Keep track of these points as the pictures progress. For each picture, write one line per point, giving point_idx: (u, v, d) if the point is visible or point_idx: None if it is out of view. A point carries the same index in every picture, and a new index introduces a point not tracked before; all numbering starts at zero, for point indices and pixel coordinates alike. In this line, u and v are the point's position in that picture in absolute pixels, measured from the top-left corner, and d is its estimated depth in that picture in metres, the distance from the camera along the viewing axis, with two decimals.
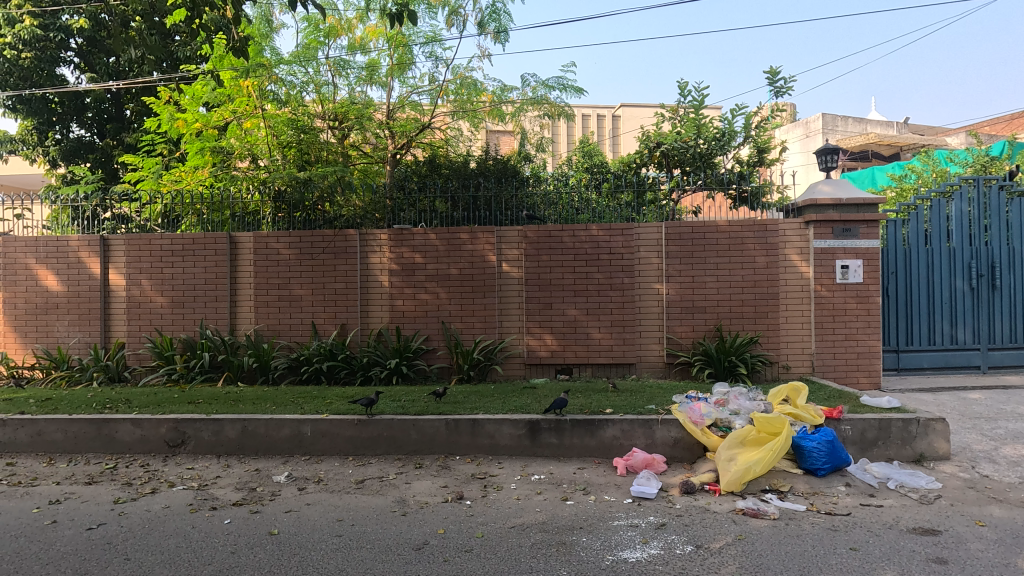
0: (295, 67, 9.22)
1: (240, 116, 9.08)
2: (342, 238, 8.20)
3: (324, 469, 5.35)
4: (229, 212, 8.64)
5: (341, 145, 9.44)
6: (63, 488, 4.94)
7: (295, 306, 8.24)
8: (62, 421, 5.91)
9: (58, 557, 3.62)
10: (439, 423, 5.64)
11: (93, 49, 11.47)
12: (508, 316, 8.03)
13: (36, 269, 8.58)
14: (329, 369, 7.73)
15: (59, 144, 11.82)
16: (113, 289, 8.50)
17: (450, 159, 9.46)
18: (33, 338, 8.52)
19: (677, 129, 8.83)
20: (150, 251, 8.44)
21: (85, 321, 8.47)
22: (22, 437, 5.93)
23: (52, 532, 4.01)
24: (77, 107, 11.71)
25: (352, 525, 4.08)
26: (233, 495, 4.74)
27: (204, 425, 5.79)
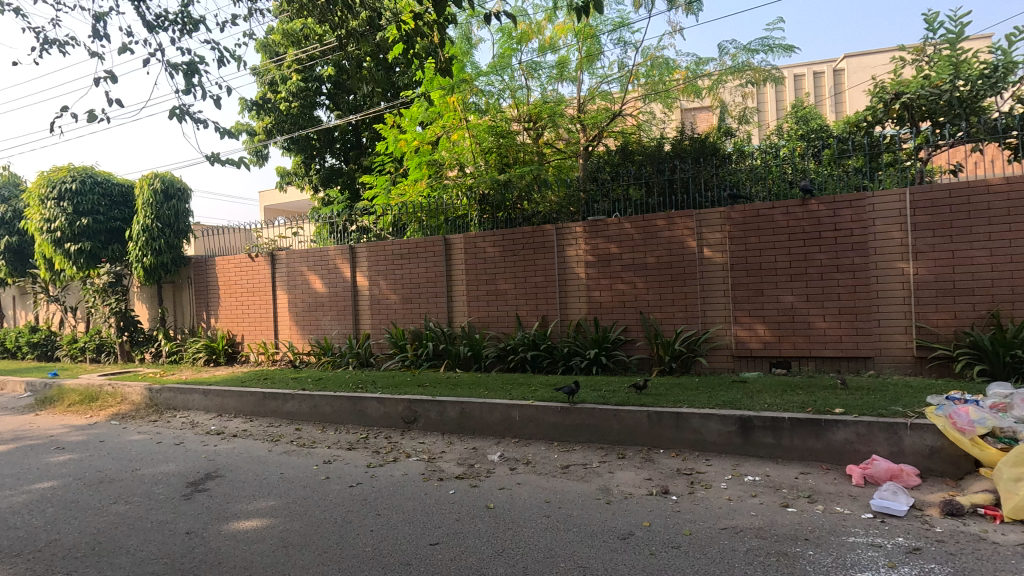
0: (492, 76, 9.91)
1: (448, 129, 10.10)
2: (540, 233, 8.59)
3: (532, 452, 5.69)
4: (444, 218, 9.70)
5: (536, 144, 9.98)
6: (332, 451, 6.12)
7: (501, 299, 8.89)
8: (330, 397, 7.33)
9: (332, 506, 4.50)
10: (641, 414, 5.56)
11: (338, 91, 13.89)
12: (711, 304, 7.52)
13: (308, 275, 10.74)
14: (533, 358, 8.17)
15: (318, 172, 14.58)
16: (360, 289, 10.21)
17: (642, 144, 9.17)
18: (309, 330, 10.70)
19: (924, 72, 7.23)
20: (385, 255, 9.92)
21: (342, 316, 10.34)
22: (305, 408, 7.51)
23: (327, 485, 5.01)
24: (329, 141, 14.26)
25: (559, 508, 4.26)
26: (456, 469, 5.34)
27: (431, 406, 6.63)
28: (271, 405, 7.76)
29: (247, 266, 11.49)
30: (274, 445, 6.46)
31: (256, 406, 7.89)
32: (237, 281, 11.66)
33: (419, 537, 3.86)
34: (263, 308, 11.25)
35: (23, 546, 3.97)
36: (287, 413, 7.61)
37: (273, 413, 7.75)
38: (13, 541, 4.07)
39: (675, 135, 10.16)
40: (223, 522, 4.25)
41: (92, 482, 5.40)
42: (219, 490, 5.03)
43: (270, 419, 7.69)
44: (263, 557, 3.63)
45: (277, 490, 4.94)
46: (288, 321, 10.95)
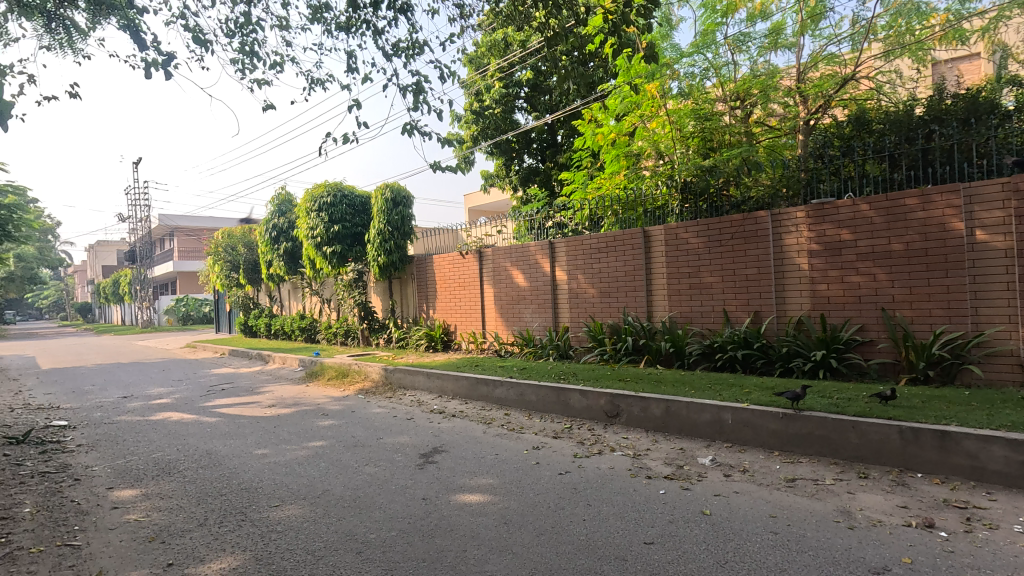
0: (695, 57, 9.34)
1: (647, 119, 9.80)
2: (752, 221, 7.85)
3: (749, 459, 5.21)
4: (642, 209, 9.45)
5: (745, 123, 9.18)
6: (540, 438, 6.39)
7: (706, 293, 8.36)
8: (535, 386, 7.69)
9: (545, 491, 4.69)
10: (889, 429, 4.71)
11: (535, 93, 14.55)
12: (988, 300, 6.02)
13: (511, 270, 11.42)
14: (745, 358, 7.51)
15: (518, 172, 15.40)
16: (559, 283, 10.52)
17: (884, 110, 7.73)
18: (512, 322, 11.38)
19: None
20: (583, 250, 10.06)
21: (542, 309, 10.78)
22: (512, 395, 8.00)
23: (538, 470, 5.24)
24: (527, 142, 14.97)
25: (789, 526, 3.82)
26: (664, 468, 5.15)
27: (634, 401, 6.53)
28: (482, 390, 8.44)
29: (459, 262, 12.67)
30: (487, 427, 7.01)
31: (470, 390, 8.65)
32: (451, 276, 12.93)
33: (632, 533, 3.80)
34: (473, 301, 12.30)
35: (308, 492, 4.92)
36: (497, 399, 8.19)
37: (484, 397, 8.41)
38: (301, 486, 5.08)
39: (928, 94, 8.41)
40: (451, 493, 4.73)
41: (349, 445, 6.47)
42: (445, 463, 5.61)
43: (482, 403, 8.36)
44: (487, 530, 3.93)
45: (494, 469, 5.33)
46: (494, 313, 11.80)
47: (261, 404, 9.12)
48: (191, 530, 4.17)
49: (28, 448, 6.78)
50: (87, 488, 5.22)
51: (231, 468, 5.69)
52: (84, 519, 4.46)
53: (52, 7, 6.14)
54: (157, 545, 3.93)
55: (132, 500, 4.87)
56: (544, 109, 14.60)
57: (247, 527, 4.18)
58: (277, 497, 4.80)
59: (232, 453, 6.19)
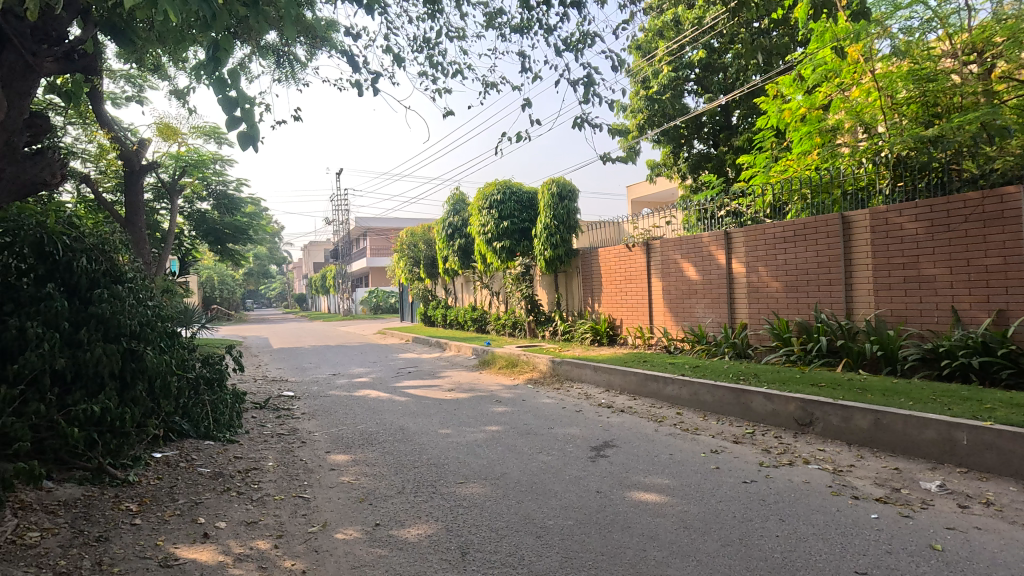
0: (914, 7, 7.90)
1: (845, 88, 8.77)
2: (997, 199, 6.37)
3: (994, 490, 4.28)
4: (840, 191, 8.31)
5: (985, 79, 7.54)
6: (718, 441, 5.99)
7: (927, 288, 7.06)
8: (711, 386, 7.23)
9: (728, 498, 4.37)
10: None
11: (708, 73, 13.66)
12: None
13: (682, 262, 10.87)
14: (982, 366, 6.23)
15: (687, 160, 14.55)
16: (736, 276, 9.74)
17: None
18: (683, 318, 10.83)
19: None
20: (765, 239, 9.17)
21: (717, 304, 10.08)
22: (685, 394, 7.62)
23: (719, 476, 4.91)
24: (698, 126, 14.08)
25: None
26: (874, 489, 4.47)
27: (833, 410, 5.78)
28: (652, 387, 8.18)
29: (625, 255, 12.43)
30: (659, 426, 6.77)
31: (639, 386, 8.44)
32: (617, 269, 12.74)
33: (839, 559, 3.35)
34: (639, 294, 11.97)
35: (487, 473, 5.22)
36: (668, 396, 7.87)
37: (654, 394, 8.14)
38: (481, 467, 5.41)
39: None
40: (626, 489, 4.65)
41: (523, 432, 6.74)
42: (617, 458, 5.54)
43: (652, 400, 8.10)
44: (667, 532, 3.79)
45: (669, 470, 5.12)
46: (662, 307, 11.35)
47: (442, 388, 9.96)
48: (392, 496, 4.69)
49: (268, 413, 8.26)
50: (311, 450, 6.19)
51: (421, 444, 6.28)
52: (311, 476, 5.28)
53: (282, 46, 7.33)
54: (367, 506, 4.50)
55: (345, 464, 5.64)
56: (718, 89, 13.58)
57: (438, 499, 4.57)
58: (462, 475, 5.18)
59: (421, 431, 6.85)
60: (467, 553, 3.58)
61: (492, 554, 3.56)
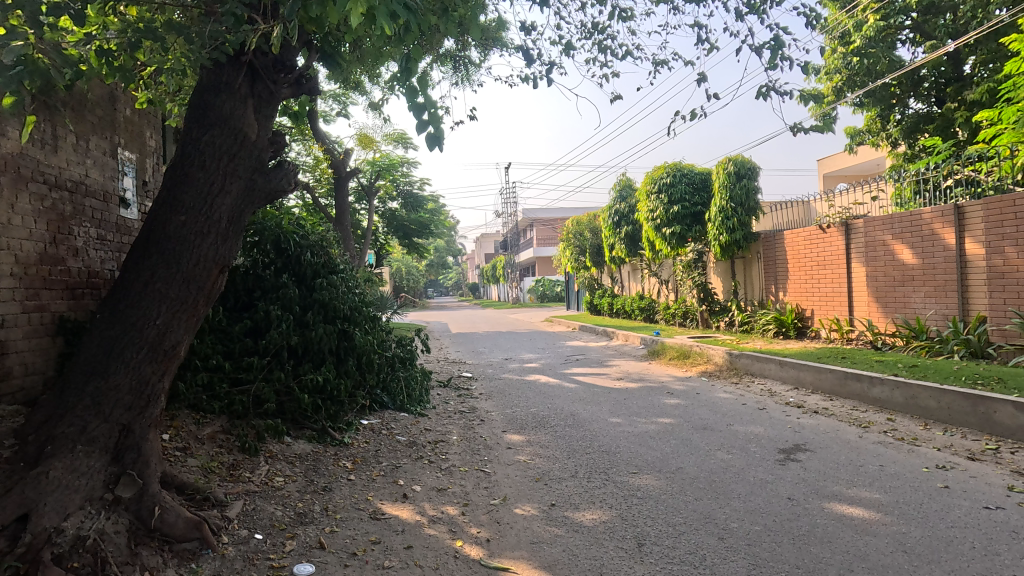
0: None
1: None
2: None
3: None
4: None
5: None
6: (947, 456, 5.02)
7: None
8: (935, 390, 6.09)
9: (962, 524, 3.65)
10: None
11: (930, 16, 11.44)
12: None
13: (893, 244, 9.29)
14: None
15: (900, 123, 12.40)
16: (970, 260, 8.05)
17: None
18: (894, 309, 9.27)
19: None
20: (1014, 213, 7.40)
21: (942, 293, 8.43)
22: (898, 398, 6.53)
23: (948, 496, 4.12)
24: (915, 82, 11.86)
25: None
26: None
27: None
28: (854, 387, 7.17)
29: (817, 238, 11.02)
30: (864, 431, 5.90)
31: (837, 385, 7.45)
32: (807, 255, 11.35)
33: None
34: (836, 282, 10.53)
35: (662, 465, 5.06)
36: (876, 399, 6.82)
37: (856, 396, 7.13)
38: (655, 459, 5.26)
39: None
40: (825, 500, 4.14)
41: (699, 426, 6.39)
42: (812, 464, 4.96)
43: (854, 401, 7.09)
44: (879, 554, 3.29)
45: (880, 483, 4.43)
46: (866, 296, 9.85)
47: (611, 376, 9.93)
48: (566, 479, 4.79)
49: (451, 391, 9.01)
50: (489, 428, 6.61)
51: (592, 430, 6.34)
52: (491, 452, 5.64)
53: (458, 52, 7.84)
54: (542, 486, 4.66)
55: (521, 444, 5.92)
56: (945, 35, 11.26)
57: (611, 487, 4.56)
58: (635, 465, 5.10)
59: (591, 418, 6.89)
60: (644, 545, 3.51)
61: (670, 549, 3.45)
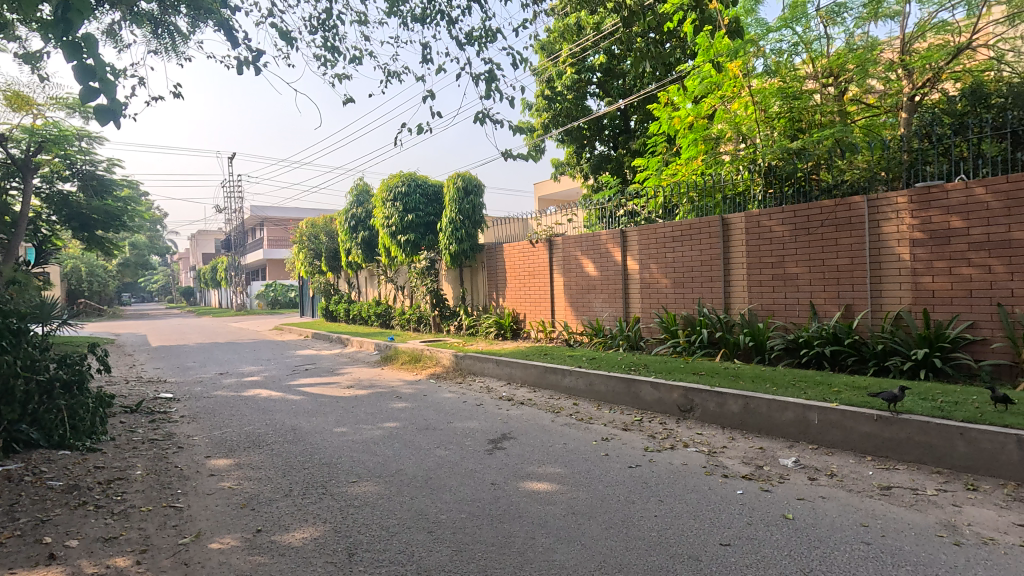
0: (783, 31, 8.86)
1: (727, 100, 9.59)
2: (846, 207, 7.28)
3: (837, 463, 4.84)
4: (721, 195, 9.03)
5: (838, 102, 8.64)
6: (609, 429, 6.30)
7: (790, 285, 7.88)
8: (604, 377, 7.59)
9: (614, 483, 4.62)
10: (1006, 438, 4.21)
11: (608, 78, 14.16)
12: None
13: (581, 259, 11.29)
14: (833, 354, 7.01)
15: (589, 160, 15.12)
16: (630, 273, 10.30)
17: (1007, 81, 6.88)
18: (582, 313, 11.27)
19: None
20: (656, 238, 9.77)
21: (613, 299, 10.60)
22: (581, 385, 7.93)
23: (607, 462, 5.17)
24: (599, 128, 14.64)
25: (882, 536, 3.52)
26: (741, 467, 4.92)
27: (709, 396, 6.28)
28: (551, 379, 8.45)
29: (528, 251, 12.69)
30: (556, 416, 6.99)
31: (539, 378, 8.67)
32: (521, 265, 12.97)
33: (707, 533, 3.65)
34: (541, 289, 12.30)
35: (382, 470, 5.12)
36: (566, 387, 8.16)
37: (553, 386, 8.41)
38: (376, 465, 5.29)
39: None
40: (519, 480, 4.76)
41: (422, 427, 6.67)
42: (514, 450, 5.65)
43: (551, 391, 8.36)
44: (555, 519, 3.93)
45: (562, 459, 5.30)
46: (563, 302, 11.74)
47: (340, 385, 9.62)
48: (278, 500, 4.45)
49: (141, 417, 7.50)
50: (189, 455, 5.72)
51: (313, 443, 6.04)
52: (187, 483, 4.88)
53: (157, 14, 6.64)
54: (248, 512, 4.23)
55: (227, 468, 5.28)
56: (618, 94, 14.20)
57: (327, 500, 4.41)
58: (354, 473, 5.03)
59: (314, 430, 6.56)
60: (354, 554, 3.48)
61: (380, 553, 3.50)
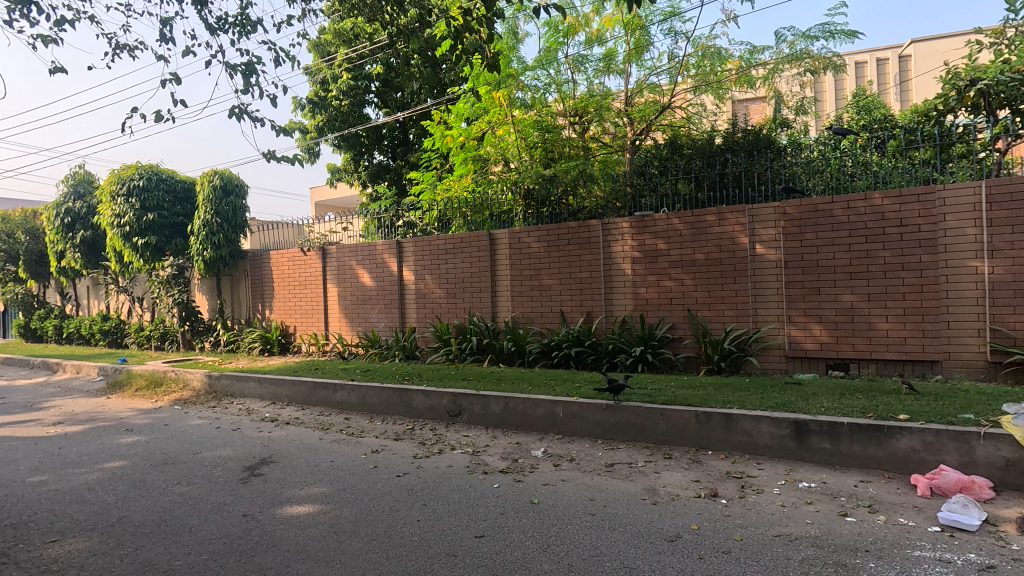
0: (538, 71, 10.04)
1: (494, 125, 10.39)
2: (586, 229, 8.54)
3: (576, 449, 5.63)
4: (488, 213, 9.79)
5: (582, 138, 10.07)
6: (380, 441, 6.27)
7: (544, 296, 8.90)
8: (377, 388, 7.51)
9: (379, 495, 4.62)
10: (688, 414, 5.41)
11: (386, 89, 14.15)
12: (763, 303, 7.26)
13: (357, 269, 11.02)
14: (577, 354, 8.12)
15: (367, 169, 14.87)
16: (405, 284, 10.42)
17: (692, 137, 8.93)
18: (357, 323, 10.99)
19: (1004, 57, 6.77)
20: (430, 250, 10.09)
21: (389, 309, 10.58)
22: (353, 399, 7.72)
23: (375, 474, 5.14)
24: (377, 138, 14.56)
25: (604, 506, 4.21)
26: (500, 463, 5.37)
27: (475, 400, 6.70)
28: (321, 394, 8.04)
29: (299, 259, 11.91)
30: (324, 434, 6.68)
31: (308, 395, 8.17)
32: (290, 274, 12.09)
33: (464, 529, 3.89)
34: (314, 301, 11.64)
35: (98, 520, 4.25)
36: (337, 402, 7.86)
37: (323, 402, 8.01)
38: (89, 515, 4.36)
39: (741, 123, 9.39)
40: (276, 506, 4.43)
41: (159, 462, 5.72)
42: (273, 474, 5.23)
43: (321, 407, 7.96)
44: (314, 542, 3.77)
45: (327, 477, 5.10)
46: (337, 314, 11.29)
47: (42, 422, 7.65)
48: None
49: None
50: None
51: None
52: None
53: None
54: None
55: None
56: (396, 106, 14.32)
57: (10, 570, 3.49)
58: (56, 531, 4.08)
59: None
60: None
61: None
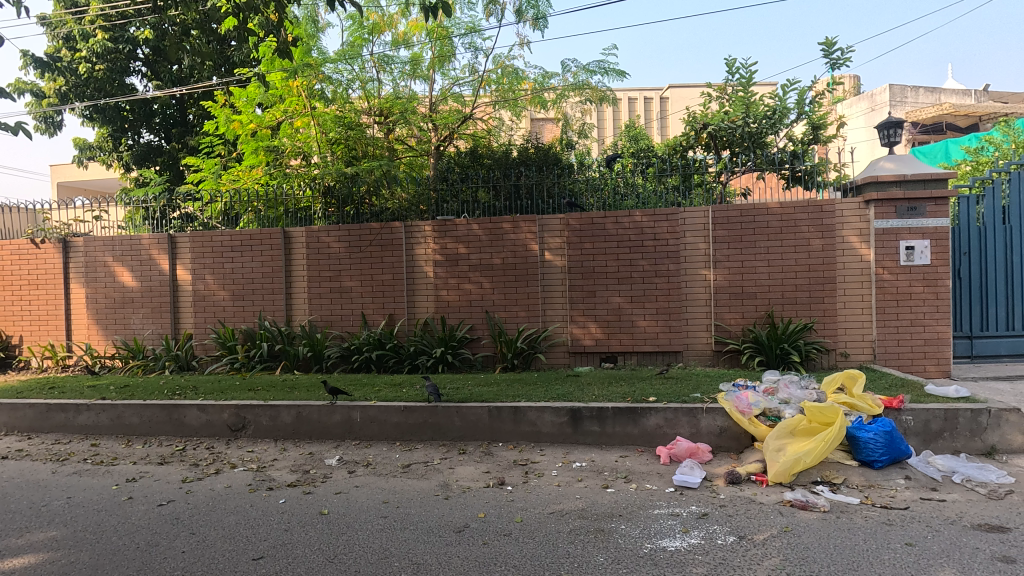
0: (340, 64, 9.60)
1: (291, 115, 9.67)
2: (388, 230, 8.46)
3: (373, 453, 5.55)
4: (283, 209, 9.10)
5: (386, 139, 9.92)
6: (139, 467, 5.37)
7: (345, 297, 8.58)
8: (137, 407, 6.41)
9: (132, 530, 3.96)
10: (482, 410, 5.71)
11: (158, 59, 12.14)
12: (551, 304, 8.03)
13: (113, 266, 9.27)
14: (378, 358, 8.00)
15: (131, 149, 12.63)
16: (180, 284, 9.11)
17: (491, 149, 9.53)
18: (113, 331, 9.25)
19: (724, 108, 8.51)
20: (212, 247, 8.97)
21: (157, 314, 9.12)
22: (104, 421, 6.48)
23: (128, 507, 4.39)
24: (146, 114, 12.44)
25: (397, 508, 4.23)
26: (288, 477, 5.02)
27: (262, 411, 6.14)
28: (57, 419, 6.58)
29: (28, 253, 9.58)
30: (59, 466, 5.48)
31: (37, 420, 6.62)
32: (15, 271, 9.68)
33: (240, 553, 3.56)
34: (51, 303, 9.51)
35: None
36: (81, 426, 6.52)
37: (61, 427, 6.58)
38: None
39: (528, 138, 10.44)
40: None
41: None
42: None
43: (57, 434, 6.52)
44: None
45: (60, 518, 4.20)
46: (84, 320, 9.37)
47: None
48: None
49: None
50: None
51: None
52: None
53: None
54: None
55: None
56: (171, 79, 12.40)
57: None
58: None
59: None
60: None
61: None
